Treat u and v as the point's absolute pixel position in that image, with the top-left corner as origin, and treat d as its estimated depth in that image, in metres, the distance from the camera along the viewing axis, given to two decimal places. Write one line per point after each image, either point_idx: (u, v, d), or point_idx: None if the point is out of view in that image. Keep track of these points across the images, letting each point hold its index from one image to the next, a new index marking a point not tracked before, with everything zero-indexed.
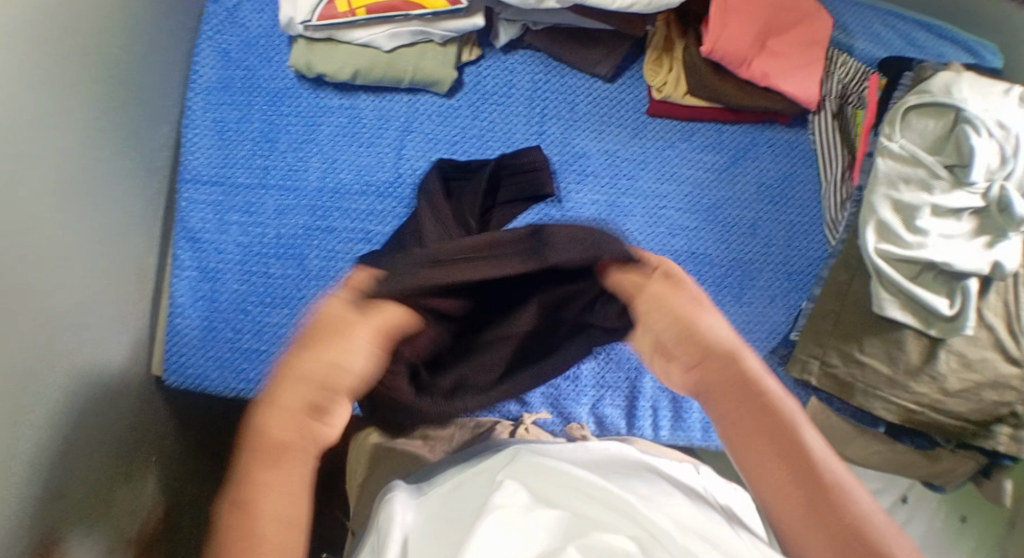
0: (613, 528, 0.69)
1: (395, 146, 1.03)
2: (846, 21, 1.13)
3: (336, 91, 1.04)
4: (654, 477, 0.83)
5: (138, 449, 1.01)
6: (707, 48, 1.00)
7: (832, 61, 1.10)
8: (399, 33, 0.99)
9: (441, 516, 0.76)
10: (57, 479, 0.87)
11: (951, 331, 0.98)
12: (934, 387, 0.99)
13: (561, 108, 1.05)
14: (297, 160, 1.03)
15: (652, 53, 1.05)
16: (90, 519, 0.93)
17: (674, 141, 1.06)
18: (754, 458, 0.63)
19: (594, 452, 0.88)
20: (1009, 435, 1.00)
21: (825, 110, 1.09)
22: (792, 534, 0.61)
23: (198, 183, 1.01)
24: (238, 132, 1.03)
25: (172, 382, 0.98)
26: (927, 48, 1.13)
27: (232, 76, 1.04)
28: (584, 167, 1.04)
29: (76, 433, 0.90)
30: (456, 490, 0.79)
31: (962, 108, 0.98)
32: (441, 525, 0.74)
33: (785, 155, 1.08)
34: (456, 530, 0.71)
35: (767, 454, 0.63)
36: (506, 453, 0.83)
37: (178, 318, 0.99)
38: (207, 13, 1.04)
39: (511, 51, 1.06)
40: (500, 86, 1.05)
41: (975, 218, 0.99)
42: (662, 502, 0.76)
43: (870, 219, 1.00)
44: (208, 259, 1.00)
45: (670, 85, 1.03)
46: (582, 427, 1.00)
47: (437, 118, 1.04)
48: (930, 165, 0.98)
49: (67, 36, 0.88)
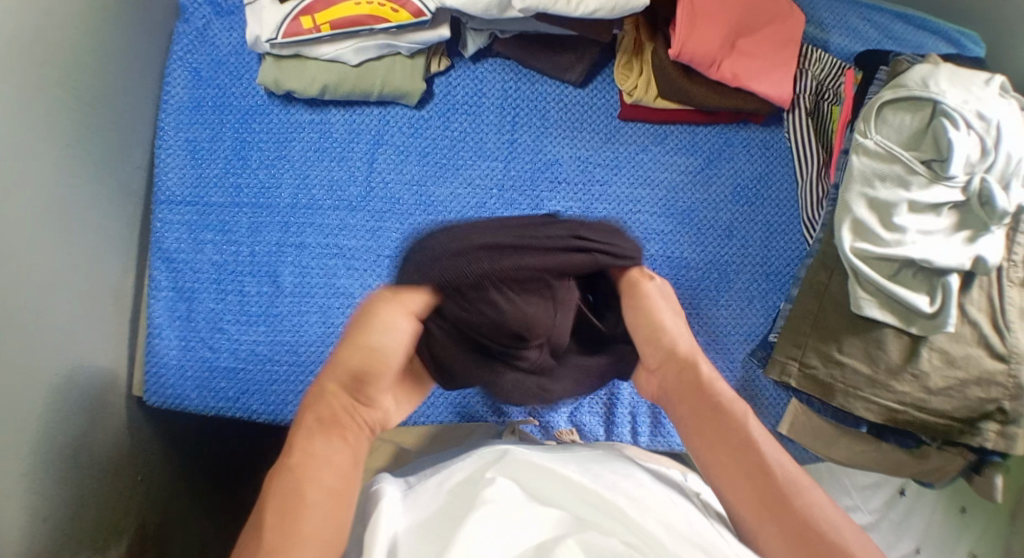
0: (605, 531, 0.72)
1: (367, 160, 1.03)
2: (822, 15, 1.11)
3: (306, 106, 1.04)
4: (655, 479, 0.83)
5: (125, 467, 1.03)
6: (676, 51, 0.98)
7: (806, 57, 1.08)
8: (365, 47, 0.99)
9: (434, 518, 0.75)
10: (42, 502, 0.89)
11: (933, 328, 0.97)
12: (917, 386, 0.98)
13: (532, 116, 1.04)
14: (270, 176, 1.03)
15: (622, 57, 1.04)
16: (83, 541, 0.95)
17: (647, 145, 1.05)
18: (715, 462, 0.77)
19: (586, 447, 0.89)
20: (997, 431, 0.98)
21: (799, 108, 1.07)
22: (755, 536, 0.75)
23: (172, 204, 1.02)
24: (210, 150, 1.03)
25: (152, 402, 0.99)
26: (904, 40, 1.11)
27: (202, 95, 1.04)
28: (556, 174, 1.04)
29: (57, 457, 0.91)
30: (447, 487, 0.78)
31: (940, 101, 0.96)
32: (434, 528, 0.74)
33: (761, 155, 1.07)
34: (445, 521, 0.73)
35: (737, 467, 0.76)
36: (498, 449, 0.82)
37: (157, 338, 1.00)
38: (177, 34, 1.05)
39: (481, 60, 1.05)
40: (470, 96, 1.04)
41: (955, 213, 0.98)
42: (654, 502, 0.77)
43: (846, 218, 0.99)
44: (184, 279, 1.01)
45: (641, 88, 1.02)
46: (573, 432, 1.03)
47: (407, 130, 1.04)
48: (906, 160, 0.96)
49: (31, 66, 0.88)
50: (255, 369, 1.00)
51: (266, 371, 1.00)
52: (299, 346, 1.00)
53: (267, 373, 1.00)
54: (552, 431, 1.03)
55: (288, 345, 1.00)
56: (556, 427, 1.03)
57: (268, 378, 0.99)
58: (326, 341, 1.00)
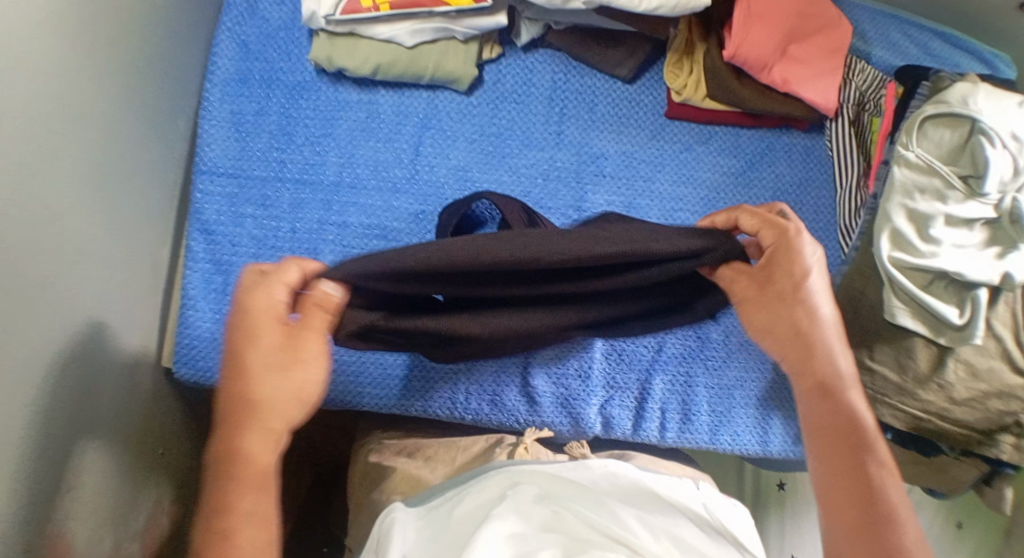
0: (605, 547, 0.79)
1: (413, 143, 1.03)
2: (865, 28, 1.14)
3: (355, 86, 1.04)
4: (664, 505, 0.91)
5: (146, 437, 1.03)
6: (730, 53, 1.01)
7: (851, 68, 1.11)
8: (421, 29, 1.00)
9: (440, 537, 0.84)
10: (71, 470, 0.88)
11: (960, 340, 0.98)
12: (941, 395, 1.01)
13: (579, 108, 1.05)
14: (314, 154, 1.02)
15: (673, 55, 1.06)
16: (102, 509, 0.94)
17: (691, 144, 1.06)
18: (822, 457, 0.81)
19: (597, 467, 0.96)
20: (1013, 443, 1.01)
21: (841, 117, 1.10)
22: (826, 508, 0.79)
23: (214, 176, 1.00)
24: (255, 124, 1.02)
25: (182, 375, 0.97)
26: (940, 57, 1.14)
27: (249, 68, 1.03)
28: (600, 168, 1.04)
29: (88, 423, 0.91)
30: (455, 514, 0.86)
31: (978, 119, 0.98)
32: (442, 546, 0.82)
33: (801, 162, 1.09)
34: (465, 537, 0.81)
35: (843, 456, 0.80)
36: (503, 479, 0.90)
37: (191, 311, 0.97)
38: (228, 4, 1.04)
39: (532, 50, 1.06)
40: (519, 84, 1.05)
41: (986, 229, 0.99)
42: (662, 523, 0.87)
43: (885, 228, 1.01)
44: (221, 252, 0.99)
45: (690, 88, 1.04)
46: (581, 446, 1.04)
47: (456, 115, 1.04)
48: (945, 174, 0.99)
49: (86, 23, 0.88)
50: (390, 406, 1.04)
51: None
52: None
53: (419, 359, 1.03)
54: (582, 430, 1.04)
55: None
56: (587, 422, 1.03)
57: None
58: None
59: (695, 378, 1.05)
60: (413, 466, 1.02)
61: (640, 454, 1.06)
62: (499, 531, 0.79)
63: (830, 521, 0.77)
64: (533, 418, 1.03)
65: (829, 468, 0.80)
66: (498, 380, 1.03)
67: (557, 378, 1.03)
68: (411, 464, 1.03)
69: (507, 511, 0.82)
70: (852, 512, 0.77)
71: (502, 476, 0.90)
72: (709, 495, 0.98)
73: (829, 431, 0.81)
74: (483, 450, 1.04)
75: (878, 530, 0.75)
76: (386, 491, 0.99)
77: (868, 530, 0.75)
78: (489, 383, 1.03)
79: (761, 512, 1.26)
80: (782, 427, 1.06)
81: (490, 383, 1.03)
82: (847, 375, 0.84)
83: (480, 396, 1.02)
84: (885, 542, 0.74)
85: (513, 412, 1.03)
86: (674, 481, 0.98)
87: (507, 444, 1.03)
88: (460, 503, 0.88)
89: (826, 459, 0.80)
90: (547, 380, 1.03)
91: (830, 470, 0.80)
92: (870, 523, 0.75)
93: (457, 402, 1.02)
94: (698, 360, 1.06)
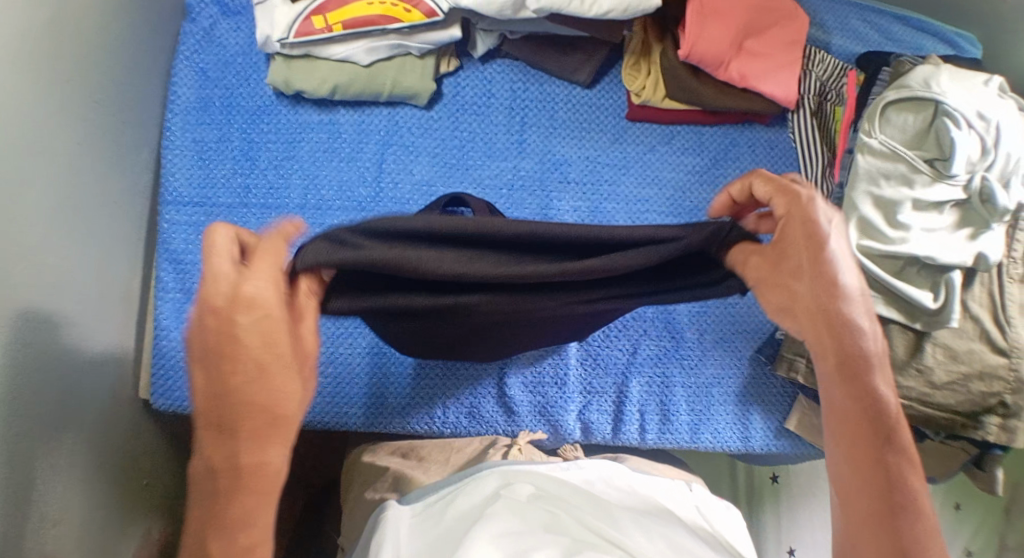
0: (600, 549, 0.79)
1: (376, 160, 1.03)
2: (824, 17, 1.14)
3: (315, 107, 1.05)
4: (660, 511, 0.90)
5: (128, 468, 1.03)
6: (685, 52, 1.00)
7: (809, 58, 1.10)
8: (376, 47, 1.00)
9: (434, 536, 0.83)
10: (52, 506, 0.88)
11: (937, 324, 0.99)
12: (922, 381, 1.00)
13: (540, 116, 1.05)
14: (278, 177, 1.02)
15: (631, 57, 1.06)
16: (87, 542, 0.94)
17: (654, 145, 1.06)
18: (836, 437, 0.75)
19: (600, 470, 0.96)
20: (999, 424, 0.99)
21: (804, 108, 1.09)
22: (841, 485, 0.74)
23: (180, 205, 1.01)
24: (218, 152, 1.02)
25: (159, 406, 0.97)
26: (902, 41, 1.14)
27: (209, 96, 1.04)
28: (564, 174, 1.04)
29: (67, 457, 0.91)
30: (450, 512, 0.86)
31: (942, 101, 0.97)
32: (434, 547, 0.82)
33: (766, 156, 1.09)
34: (447, 543, 0.81)
35: (861, 441, 0.74)
36: (499, 478, 0.90)
37: (164, 341, 0.98)
38: (184, 33, 1.04)
39: (490, 61, 1.07)
40: (479, 96, 1.06)
41: (957, 211, 0.99)
42: (657, 525, 0.86)
43: (852, 217, 1.00)
44: (191, 281, 0.99)
45: (649, 89, 1.04)
46: (575, 449, 1.03)
47: (417, 131, 1.04)
48: (910, 159, 0.98)
49: (42, 60, 0.88)
50: (345, 403, 1.01)
51: None
52: None
53: (395, 365, 1.02)
54: (563, 437, 1.04)
55: None
56: (566, 429, 1.03)
57: None
58: (340, 341, 1.02)
59: (673, 378, 1.05)
60: (406, 466, 1.00)
61: (629, 456, 1.05)
62: (491, 530, 0.79)
63: (842, 501, 0.74)
64: (513, 428, 1.03)
65: (844, 448, 0.75)
66: (475, 393, 1.03)
67: (532, 387, 1.03)
68: (404, 463, 1.00)
69: (501, 512, 0.82)
70: (866, 500, 0.73)
71: (501, 476, 0.90)
72: (701, 496, 0.98)
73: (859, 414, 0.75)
74: (474, 449, 1.01)
75: (895, 522, 0.71)
76: (378, 490, 0.97)
77: (881, 521, 0.71)
78: (466, 397, 1.03)
79: (756, 505, 1.24)
80: (762, 421, 1.06)
81: (466, 395, 1.03)
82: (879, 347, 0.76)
83: (458, 409, 1.02)
84: (902, 536, 0.70)
85: (492, 423, 1.03)
86: (668, 485, 0.98)
87: (501, 444, 1.01)
88: (454, 502, 0.88)
89: (844, 439, 0.75)
90: (523, 390, 1.03)
91: (845, 452, 0.75)
92: (884, 514, 0.71)
93: (435, 417, 1.02)
94: (674, 361, 1.05)
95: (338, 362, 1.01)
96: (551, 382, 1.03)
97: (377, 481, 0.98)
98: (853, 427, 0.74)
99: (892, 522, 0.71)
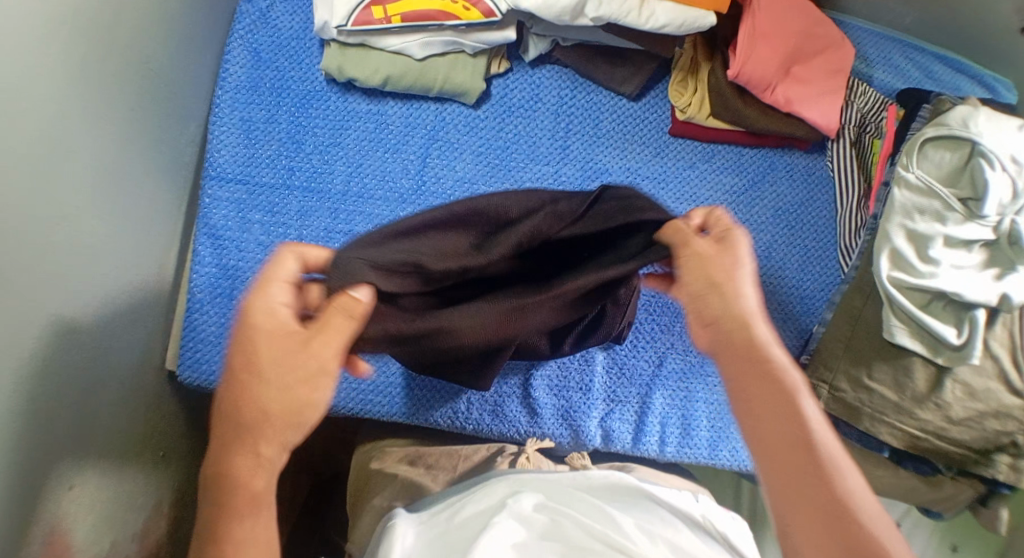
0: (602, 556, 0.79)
1: (420, 154, 1.04)
2: (867, 51, 1.17)
3: (364, 96, 1.06)
4: (666, 518, 0.89)
5: (146, 438, 1.03)
6: (734, 71, 1.03)
7: (853, 90, 1.14)
8: (431, 42, 1.01)
9: (439, 539, 0.84)
10: (70, 471, 0.88)
11: (958, 360, 0.99)
12: (939, 415, 1.01)
13: (584, 124, 1.07)
14: (322, 162, 1.03)
15: (678, 74, 1.08)
16: (103, 509, 0.94)
17: (694, 162, 1.08)
18: (751, 419, 0.72)
19: (596, 478, 0.95)
20: (1010, 464, 1.01)
21: (843, 138, 1.12)
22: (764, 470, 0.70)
23: (223, 182, 1.01)
24: (265, 132, 1.03)
25: (184, 378, 0.97)
26: (942, 81, 1.16)
27: (260, 76, 1.05)
28: (604, 183, 1.05)
29: (87, 422, 0.91)
30: (458, 518, 0.87)
31: (978, 142, 0.99)
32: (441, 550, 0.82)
33: (803, 182, 1.11)
34: (457, 548, 0.81)
35: (777, 413, 0.71)
36: (506, 486, 0.90)
37: (196, 313, 0.98)
38: (240, 12, 1.05)
39: (539, 65, 1.08)
40: (526, 99, 1.07)
41: (985, 251, 1.00)
42: (663, 533, 0.86)
43: (884, 248, 1.02)
44: (228, 257, 0.99)
45: (694, 106, 1.06)
46: (582, 457, 1.02)
47: (463, 128, 1.05)
48: (945, 197, 1.00)
49: (103, 25, 0.89)
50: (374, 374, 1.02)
51: None
52: None
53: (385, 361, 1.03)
54: (582, 444, 1.04)
55: None
56: (587, 435, 1.04)
57: None
58: None
59: (694, 394, 1.06)
60: (414, 473, 1.01)
61: (639, 466, 1.05)
62: (502, 539, 0.80)
63: (771, 482, 0.70)
64: (534, 430, 1.03)
65: (763, 424, 0.71)
66: (500, 391, 1.03)
67: (557, 390, 1.04)
68: (412, 472, 1.01)
69: (509, 517, 0.83)
70: (793, 471, 0.69)
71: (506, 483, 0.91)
72: (707, 507, 0.98)
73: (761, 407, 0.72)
74: (482, 459, 1.02)
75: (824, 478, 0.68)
76: (386, 497, 0.98)
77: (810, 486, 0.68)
78: (490, 394, 1.03)
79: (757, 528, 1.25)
80: None
81: (492, 393, 1.04)
82: (754, 309, 0.76)
83: (482, 406, 1.03)
84: (829, 497, 0.67)
85: (514, 423, 1.03)
86: (675, 493, 0.99)
87: (508, 452, 1.02)
88: (460, 509, 0.88)
89: (757, 423, 0.72)
90: (548, 392, 1.04)
91: (764, 427, 0.71)
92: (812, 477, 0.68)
93: (458, 412, 1.03)
94: (698, 376, 1.07)
95: None
96: (575, 387, 1.05)
97: (385, 488, 0.99)
98: (770, 399, 0.72)
99: (821, 484, 0.68)
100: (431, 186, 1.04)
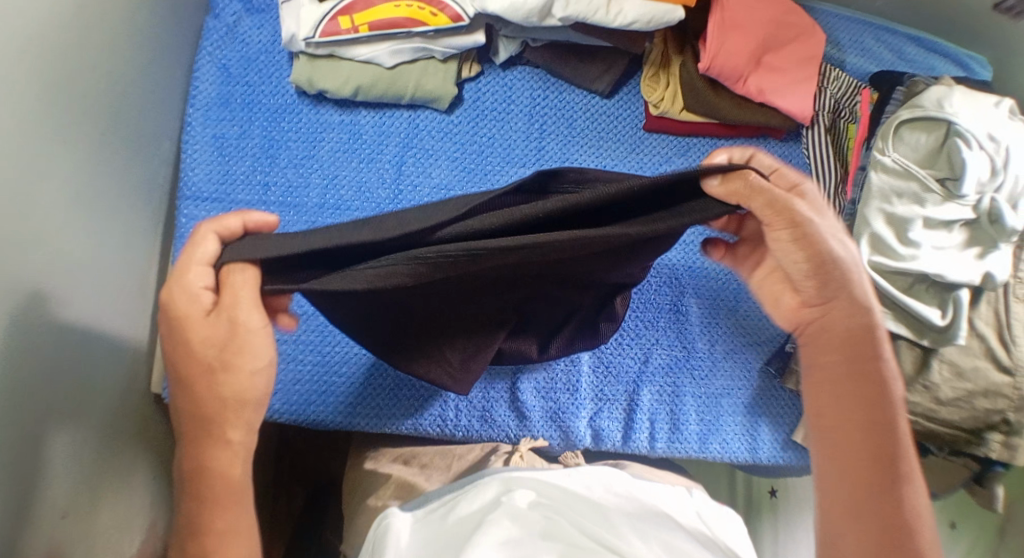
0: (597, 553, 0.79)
1: (395, 162, 1.04)
2: (840, 36, 1.16)
3: (336, 107, 1.05)
4: (662, 517, 0.89)
5: (136, 461, 1.03)
6: (705, 65, 1.02)
7: (825, 76, 1.12)
8: (400, 49, 1.01)
9: (433, 540, 0.84)
10: (61, 498, 0.88)
11: (943, 341, 1.00)
12: (928, 397, 1.01)
13: (559, 124, 1.07)
14: (298, 175, 1.03)
15: (649, 69, 1.07)
16: (96, 534, 0.94)
17: (670, 156, 1.07)
18: (831, 428, 0.78)
19: (588, 475, 0.95)
20: (1002, 441, 1.01)
21: (817, 125, 1.11)
22: (832, 477, 0.77)
23: (198, 200, 1.00)
24: (238, 148, 1.02)
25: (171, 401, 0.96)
26: (915, 62, 1.16)
27: (231, 92, 1.04)
28: None
29: (76, 449, 0.91)
30: (451, 518, 0.86)
31: (954, 122, 0.99)
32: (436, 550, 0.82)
33: None
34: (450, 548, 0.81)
35: (858, 426, 0.77)
36: (499, 484, 0.90)
37: None
38: (208, 29, 1.05)
39: (511, 67, 1.08)
40: (499, 102, 1.07)
41: (966, 230, 1.01)
42: (658, 532, 0.86)
43: (865, 233, 1.01)
44: None
45: (667, 101, 1.05)
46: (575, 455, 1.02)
47: (437, 134, 1.05)
48: (922, 178, 1.00)
49: (69, 49, 0.89)
50: (360, 385, 1.02)
51: (291, 371, 1.01)
52: (323, 346, 1.03)
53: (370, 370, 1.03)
54: (573, 443, 1.04)
55: (314, 345, 1.02)
56: (577, 435, 1.04)
57: (292, 377, 1.01)
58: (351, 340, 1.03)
59: (683, 388, 1.06)
60: (408, 472, 1.01)
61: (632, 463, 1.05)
62: (495, 538, 0.80)
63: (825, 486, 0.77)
64: (523, 433, 1.03)
65: (840, 432, 0.77)
66: (487, 396, 1.03)
67: (544, 392, 1.04)
68: (408, 471, 1.02)
69: (503, 515, 0.83)
70: (860, 483, 0.75)
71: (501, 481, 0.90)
72: (700, 502, 0.98)
73: (848, 423, 0.77)
74: (477, 456, 1.03)
75: (887, 495, 0.75)
76: (381, 497, 0.98)
77: (869, 502, 0.75)
78: (478, 399, 1.03)
79: (754, 520, 1.25)
80: (770, 434, 1.07)
81: (479, 398, 1.03)
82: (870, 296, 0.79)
83: (470, 412, 1.03)
84: (888, 512, 0.74)
85: (504, 427, 1.03)
86: (669, 489, 0.99)
87: (502, 451, 1.02)
88: (454, 509, 0.88)
89: (838, 432, 0.77)
90: (535, 395, 1.04)
91: (841, 434, 0.77)
92: (874, 493, 0.75)
93: (447, 419, 1.02)
94: (684, 370, 1.07)
95: (353, 360, 1.03)
96: (563, 388, 1.04)
97: (380, 489, 1.00)
98: (857, 411, 0.77)
99: (883, 500, 0.74)
100: (409, 194, 1.03)
